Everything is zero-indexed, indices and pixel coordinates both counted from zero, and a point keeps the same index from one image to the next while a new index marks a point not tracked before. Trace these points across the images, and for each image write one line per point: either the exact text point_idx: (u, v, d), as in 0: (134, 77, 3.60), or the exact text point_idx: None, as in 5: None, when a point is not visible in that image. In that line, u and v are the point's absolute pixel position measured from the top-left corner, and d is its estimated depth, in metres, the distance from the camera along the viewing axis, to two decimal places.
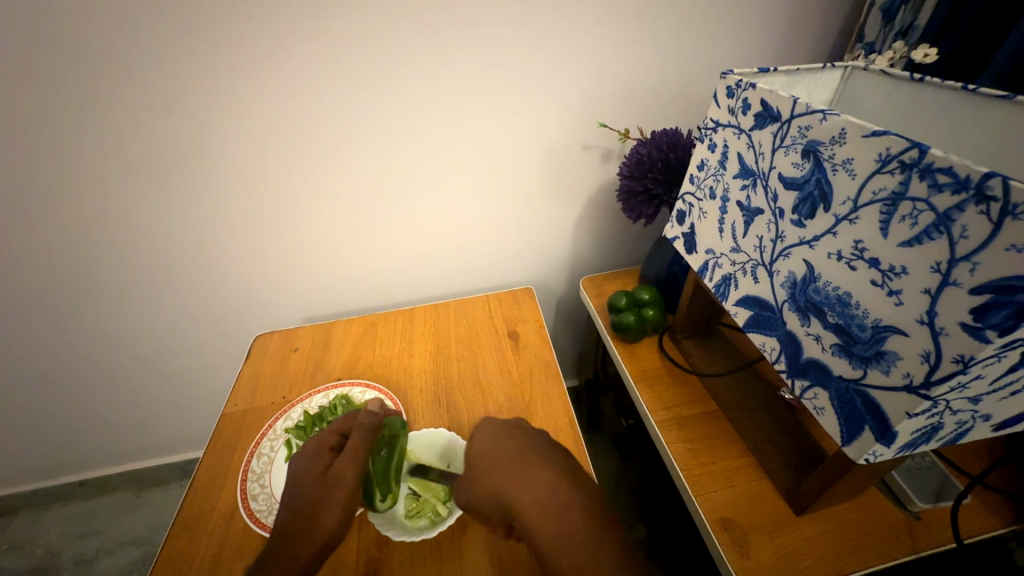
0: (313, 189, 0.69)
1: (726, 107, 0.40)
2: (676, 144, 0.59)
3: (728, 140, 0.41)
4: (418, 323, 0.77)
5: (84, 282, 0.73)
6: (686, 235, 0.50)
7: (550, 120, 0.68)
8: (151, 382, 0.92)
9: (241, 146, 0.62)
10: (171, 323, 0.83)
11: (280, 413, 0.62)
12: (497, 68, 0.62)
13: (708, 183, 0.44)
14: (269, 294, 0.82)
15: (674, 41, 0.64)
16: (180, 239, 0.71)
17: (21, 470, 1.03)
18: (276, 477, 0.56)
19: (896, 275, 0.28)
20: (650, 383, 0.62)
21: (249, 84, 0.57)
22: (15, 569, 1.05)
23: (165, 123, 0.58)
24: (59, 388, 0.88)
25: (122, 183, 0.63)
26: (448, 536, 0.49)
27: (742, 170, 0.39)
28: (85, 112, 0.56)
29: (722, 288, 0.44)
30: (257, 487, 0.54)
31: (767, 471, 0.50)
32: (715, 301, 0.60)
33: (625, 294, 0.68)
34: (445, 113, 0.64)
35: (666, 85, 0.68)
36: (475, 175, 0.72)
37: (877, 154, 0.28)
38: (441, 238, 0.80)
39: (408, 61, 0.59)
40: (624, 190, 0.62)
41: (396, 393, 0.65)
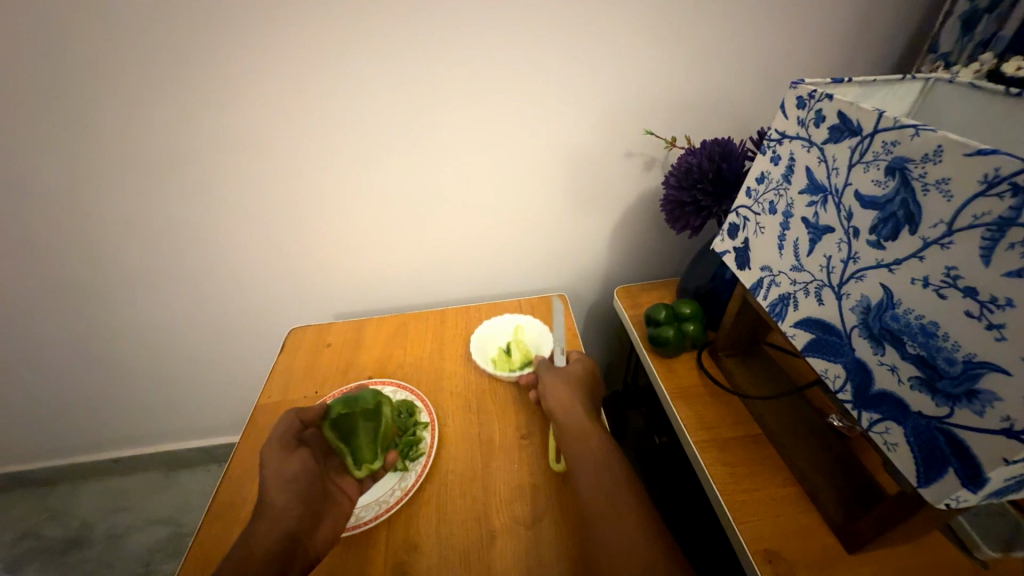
0: (351, 186, 0.69)
1: (795, 118, 0.38)
2: (728, 155, 0.57)
3: (795, 153, 0.39)
4: (450, 325, 0.76)
5: (131, 268, 0.76)
6: (738, 250, 0.47)
7: (593, 125, 0.67)
8: (186, 367, 0.95)
9: (287, 142, 0.64)
10: (209, 311, 0.85)
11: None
12: (541, 69, 0.61)
13: (769, 197, 0.42)
14: (305, 287, 0.83)
15: (728, 47, 0.62)
16: (224, 230, 0.73)
17: (63, 444, 1.08)
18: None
19: (1000, 307, 0.25)
20: (687, 400, 0.60)
21: (299, 81, 0.58)
22: (51, 540, 1.10)
23: (217, 116, 0.60)
24: (101, 368, 0.92)
25: (173, 174, 0.65)
26: (478, 541, 0.48)
27: (810, 186, 0.37)
28: (146, 104, 0.59)
29: (779, 308, 0.41)
30: None
31: (817, 503, 0.47)
32: (763, 320, 0.57)
33: (663, 307, 0.66)
34: (486, 112, 0.64)
35: (716, 93, 0.66)
36: (512, 178, 0.72)
37: (981, 175, 0.25)
38: (475, 240, 0.80)
39: (455, 61, 0.59)
40: (669, 200, 0.60)
41: (426, 394, 0.64)
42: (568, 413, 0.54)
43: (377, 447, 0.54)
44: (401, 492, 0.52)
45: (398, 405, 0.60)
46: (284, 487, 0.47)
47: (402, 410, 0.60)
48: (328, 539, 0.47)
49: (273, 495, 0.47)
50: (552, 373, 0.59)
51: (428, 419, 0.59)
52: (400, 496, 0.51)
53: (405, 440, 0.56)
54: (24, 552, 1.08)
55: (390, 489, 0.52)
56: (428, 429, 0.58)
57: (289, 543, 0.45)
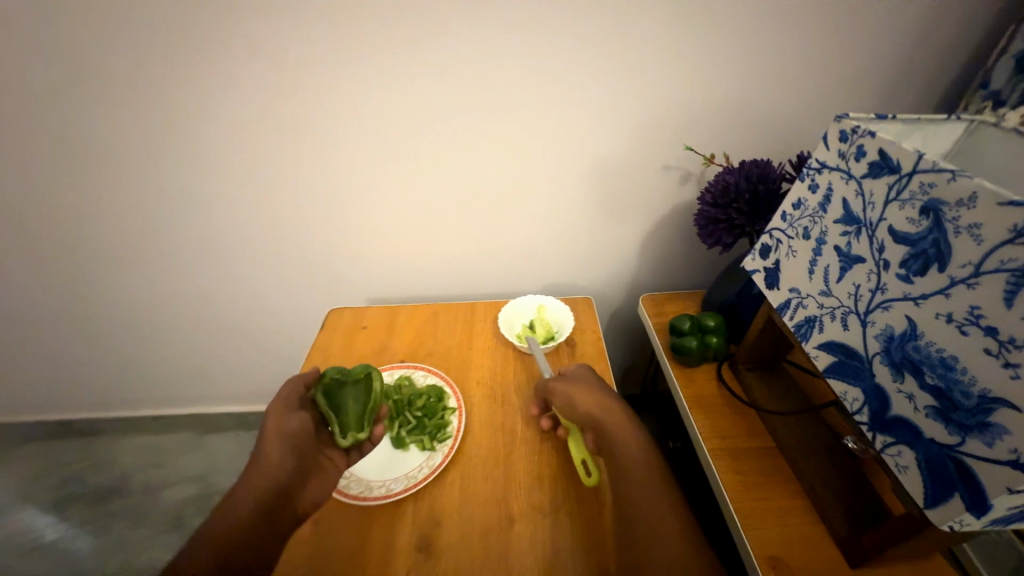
0: (396, 178, 0.74)
1: (836, 151, 0.40)
2: (765, 176, 0.58)
3: (833, 184, 0.41)
4: (479, 318, 0.80)
5: (194, 238, 0.83)
6: (768, 270, 0.50)
7: (633, 137, 0.70)
8: (231, 334, 1.03)
9: (342, 134, 0.68)
10: (257, 284, 0.92)
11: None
12: (585, 82, 0.64)
13: (803, 223, 0.44)
14: (347, 269, 0.89)
15: (773, 69, 0.63)
16: (278, 211, 0.79)
17: (112, 399, 1.17)
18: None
19: (1016, 347, 0.27)
20: (704, 409, 0.63)
21: (360, 79, 0.63)
22: (95, 486, 1.19)
23: (284, 107, 0.66)
24: (155, 328, 1.00)
25: (237, 156, 0.71)
26: (500, 530, 0.51)
27: (845, 216, 0.39)
28: (221, 93, 0.64)
29: (804, 330, 0.44)
30: None
31: (824, 518, 0.49)
32: (786, 338, 0.59)
33: (688, 317, 0.68)
34: (530, 119, 0.67)
35: (757, 113, 0.68)
36: (549, 182, 0.75)
37: (1012, 224, 0.27)
38: (509, 238, 0.83)
39: (504, 69, 0.62)
40: (703, 215, 0.62)
41: (455, 381, 0.68)
42: (623, 438, 0.51)
43: (364, 416, 0.55)
44: (429, 470, 0.56)
45: (428, 389, 0.64)
46: (278, 444, 0.49)
47: (432, 395, 0.63)
48: (313, 499, 0.50)
49: (266, 452, 0.48)
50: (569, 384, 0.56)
51: (455, 404, 0.63)
52: (427, 473, 0.55)
53: (434, 423, 0.60)
54: (69, 494, 1.17)
55: (418, 467, 0.57)
56: (456, 414, 0.62)
57: (277, 498, 0.47)
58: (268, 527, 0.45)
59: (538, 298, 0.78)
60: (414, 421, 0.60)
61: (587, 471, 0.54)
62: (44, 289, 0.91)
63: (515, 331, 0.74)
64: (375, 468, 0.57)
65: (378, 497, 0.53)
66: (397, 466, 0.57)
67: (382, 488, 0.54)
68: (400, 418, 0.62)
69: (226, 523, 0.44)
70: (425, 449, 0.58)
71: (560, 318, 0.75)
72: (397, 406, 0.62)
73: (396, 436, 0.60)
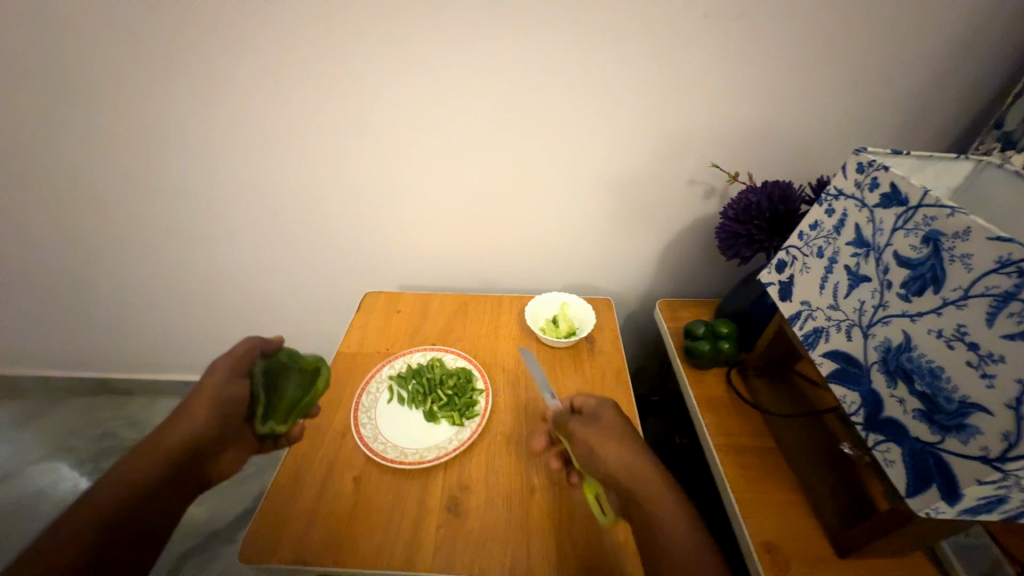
0: (438, 175, 0.79)
1: (853, 180, 0.45)
2: (786, 197, 0.63)
3: (848, 210, 0.46)
4: (505, 310, 0.85)
5: (244, 218, 0.89)
6: (782, 284, 0.54)
7: (662, 151, 0.75)
8: (268, 309, 1.09)
9: (395, 132, 0.74)
10: (297, 264, 0.98)
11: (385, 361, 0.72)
12: (621, 98, 0.69)
13: (818, 243, 0.49)
14: (383, 256, 0.95)
15: (801, 98, 0.68)
16: (325, 198, 0.85)
17: (150, 361, 1.24)
18: (380, 414, 0.66)
19: (993, 361, 0.32)
20: (713, 409, 0.68)
21: (413, 83, 0.68)
22: (128, 442, 1.27)
23: (341, 104, 0.71)
24: (199, 298, 1.07)
25: (295, 146, 0.77)
26: (522, 499, 0.57)
27: (857, 240, 0.44)
28: (284, 88, 0.70)
29: (812, 339, 0.49)
30: (367, 416, 0.64)
31: (817, 510, 0.54)
32: (795, 348, 0.64)
33: (703, 323, 0.73)
34: (567, 129, 0.72)
35: (782, 137, 0.72)
36: (580, 187, 0.80)
37: (997, 256, 0.32)
38: (537, 238, 0.89)
39: (548, 82, 0.67)
40: (726, 230, 0.67)
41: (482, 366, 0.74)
42: (657, 497, 0.47)
43: (295, 410, 0.55)
44: (458, 442, 0.61)
45: (458, 371, 0.70)
46: (208, 406, 0.51)
47: (462, 376, 0.69)
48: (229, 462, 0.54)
49: (195, 409, 0.50)
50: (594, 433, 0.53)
51: (483, 386, 0.68)
52: (458, 445, 0.60)
53: (464, 402, 0.65)
54: (105, 448, 1.25)
55: (449, 439, 0.62)
56: (483, 395, 0.67)
57: (195, 453, 0.50)
58: (172, 479, 0.49)
59: (561, 296, 0.83)
60: (445, 398, 0.66)
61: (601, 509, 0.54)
62: (103, 255, 0.99)
63: (539, 324, 0.80)
64: (410, 437, 0.63)
65: (413, 462, 0.59)
66: (430, 437, 0.63)
67: (417, 455, 0.60)
68: (433, 395, 0.66)
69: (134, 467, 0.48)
70: (455, 424, 0.64)
71: (583, 316, 0.80)
72: (430, 384, 0.68)
73: (429, 411, 0.65)
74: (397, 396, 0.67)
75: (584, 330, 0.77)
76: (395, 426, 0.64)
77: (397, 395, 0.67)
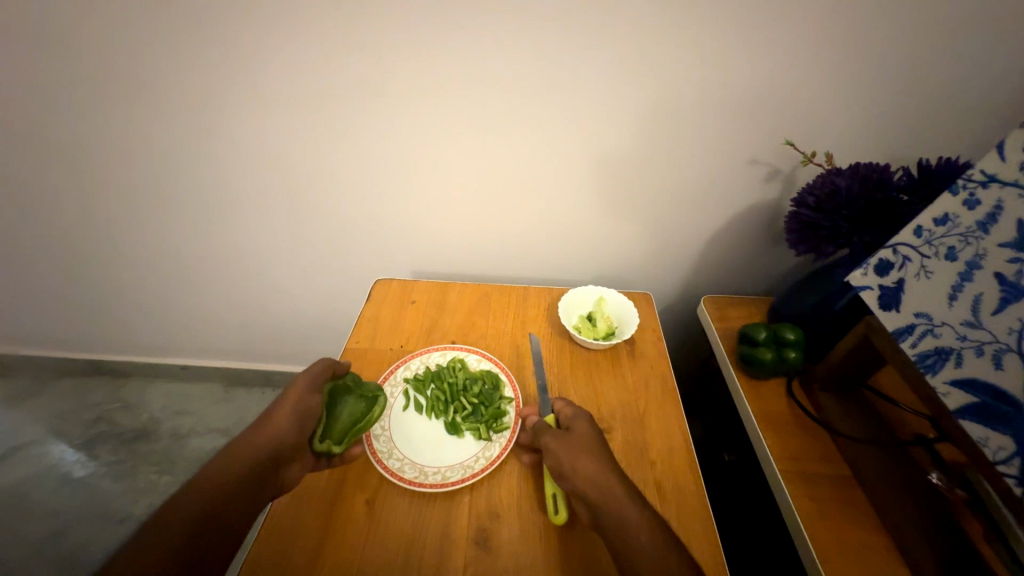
0: (460, 147, 0.70)
1: (1017, 162, 0.35)
2: (885, 183, 0.52)
3: (1004, 202, 0.36)
4: (532, 303, 0.76)
5: (241, 190, 0.80)
6: (885, 289, 0.44)
7: (724, 125, 0.64)
8: (268, 292, 1.00)
9: (414, 93, 0.64)
10: (299, 243, 0.89)
11: (399, 361, 0.64)
12: (683, 57, 0.58)
13: (949, 242, 0.39)
14: (394, 238, 0.85)
15: (903, 63, 0.56)
16: (332, 170, 0.75)
17: (142, 343, 1.17)
18: (394, 423, 0.58)
19: None
20: (775, 427, 0.59)
21: (439, 34, 0.58)
22: (123, 428, 1.20)
23: (353, 58, 0.61)
24: (193, 278, 0.98)
25: (299, 106, 0.67)
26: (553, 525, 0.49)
27: (1017, 241, 0.35)
28: (288, 35, 0.60)
29: (932, 361, 0.40)
30: (381, 428, 0.56)
31: (908, 558, 0.47)
32: (879, 362, 0.54)
33: (764, 327, 0.64)
34: (614, 93, 0.62)
35: (871, 111, 0.61)
36: (622, 164, 0.70)
37: None
38: (568, 222, 0.79)
39: (596, 35, 0.57)
40: (802, 219, 0.57)
41: (509, 368, 0.65)
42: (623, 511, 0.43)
43: (350, 432, 0.52)
44: (487, 460, 0.54)
45: (482, 376, 0.61)
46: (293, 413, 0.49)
47: (487, 381, 0.61)
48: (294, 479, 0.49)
49: (275, 421, 0.48)
50: (561, 440, 0.49)
51: (512, 394, 0.60)
52: (486, 465, 0.53)
53: (491, 412, 0.57)
54: (99, 433, 1.19)
55: (475, 457, 0.54)
56: (512, 405, 0.59)
57: (271, 466, 0.46)
58: (253, 495, 0.44)
59: (596, 290, 0.74)
60: (470, 408, 0.58)
61: (553, 507, 0.49)
62: (88, 228, 0.90)
63: (573, 322, 0.71)
64: (430, 453, 0.55)
65: (435, 485, 0.51)
66: (452, 453, 0.55)
67: (438, 475, 0.52)
68: (455, 403, 0.59)
69: (198, 496, 0.42)
70: (481, 439, 0.56)
71: (623, 313, 0.71)
72: (452, 390, 0.60)
73: (451, 421, 0.57)
74: (413, 403, 0.59)
75: (625, 331, 0.68)
76: (413, 439, 0.56)
77: (415, 401, 0.60)
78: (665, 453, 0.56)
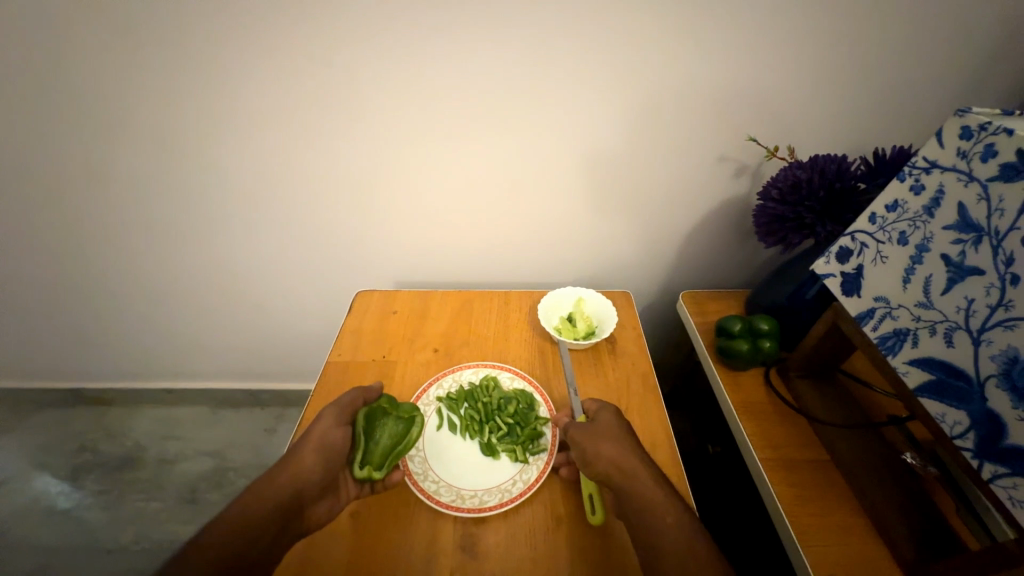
0: (433, 159, 0.71)
1: (954, 148, 0.36)
2: (843, 173, 0.54)
3: (946, 186, 0.37)
4: (514, 308, 0.77)
5: (217, 209, 0.80)
6: (846, 276, 0.46)
7: (688, 124, 0.66)
8: (251, 310, 1.00)
9: (383, 104, 0.65)
10: (279, 260, 0.89)
11: (433, 379, 0.63)
12: (643, 61, 0.60)
13: (900, 226, 0.41)
14: (374, 250, 0.86)
15: (854, 56, 0.58)
16: (308, 186, 0.76)
17: (125, 369, 1.15)
18: (430, 444, 0.57)
19: None
20: (754, 416, 0.60)
21: (404, 48, 0.60)
22: (108, 455, 1.18)
23: (322, 75, 0.63)
24: (175, 301, 0.98)
25: (269, 121, 0.68)
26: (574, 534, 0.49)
27: (960, 223, 0.36)
28: (257, 55, 0.61)
29: (892, 343, 0.41)
30: (414, 448, 0.56)
31: (886, 538, 0.47)
32: (848, 347, 0.55)
33: (739, 319, 0.65)
34: (580, 98, 0.63)
35: (827, 105, 0.63)
36: (593, 168, 0.71)
37: None
38: (546, 226, 0.80)
39: (558, 43, 0.59)
40: (768, 212, 0.58)
41: (539, 383, 0.65)
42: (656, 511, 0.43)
43: (390, 456, 0.52)
44: (525, 484, 0.52)
45: (516, 395, 0.60)
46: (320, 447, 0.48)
47: (522, 401, 0.60)
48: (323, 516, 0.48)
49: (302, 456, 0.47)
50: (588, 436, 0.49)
51: (547, 414, 0.59)
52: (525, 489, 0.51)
53: (528, 433, 0.56)
54: (84, 462, 1.17)
55: (513, 479, 0.53)
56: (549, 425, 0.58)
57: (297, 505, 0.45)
58: (277, 536, 0.43)
59: (574, 291, 0.75)
60: (506, 428, 0.57)
61: (591, 507, 0.50)
62: (64, 254, 0.89)
63: (554, 324, 0.71)
64: (465, 473, 0.54)
65: (473, 510, 0.50)
66: (487, 475, 0.54)
67: (476, 500, 0.51)
68: (490, 423, 0.58)
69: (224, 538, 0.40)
70: (518, 461, 0.55)
71: (604, 313, 0.72)
72: (487, 410, 0.59)
73: (487, 442, 0.56)
74: (446, 422, 0.59)
75: (605, 331, 0.69)
76: (450, 460, 0.55)
77: (449, 421, 0.59)
78: (646, 449, 0.57)
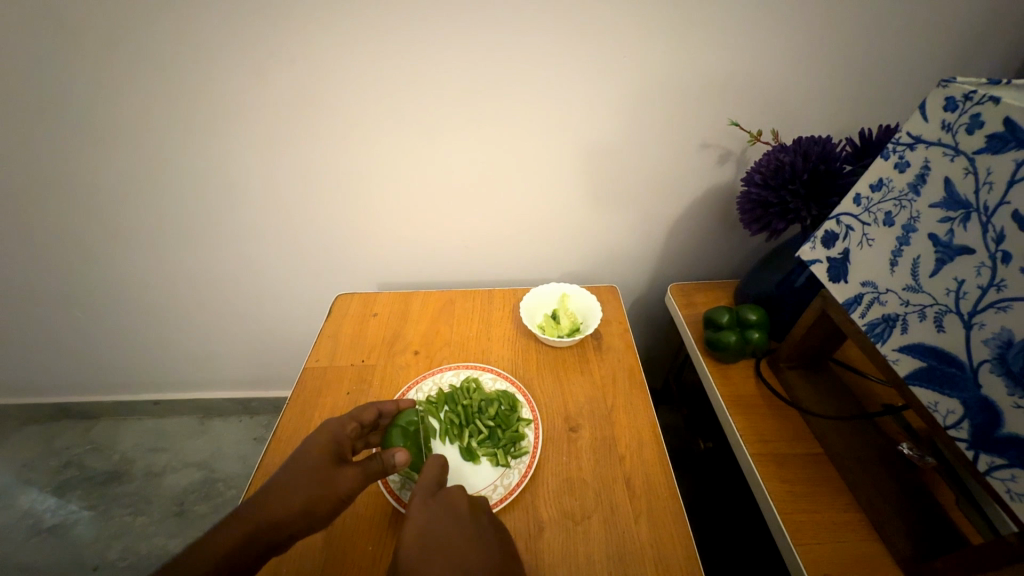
0: (406, 156, 0.68)
1: (939, 122, 0.34)
2: (826, 156, 0.52)
3: (933, 161, 0.35)
4: (497, 307, 0.75)
5: (188, 215, 0.78)
6: (833, 262, 0.44)
7: (668, 111, 0.63)
8: (232, 318, 0.98)
9: (355, 103, 0.63)
10: (256, 265, 0.86)
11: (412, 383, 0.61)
12: (618, 47, 0.58)
13: (885, 207, 0.39)
14: (351, 253, 0.84)
15: (839, 34, 0.56)
16: (279, 188, 0.73)
17: (108, 382, 1.13)
18: None
19: None
20: (744, 410, 0.58)
21: (368, 41, 0.57)
22: (94, 470, 1.16)
23: (285, 71, 0.60)
24: (153, 311, 0.95)
25: (238, 124, 0.65)
26: (557, 536, 0.47)
27: (948, 200, 0.34)
28: (212, 52, 0.59)
29: (880, 329, 0.39)
30: None
31: (882, 534, 0.45)
32: (837, 336, 0.53)
33: (727, 310, 0.63)
34: (554, 88, 0.61)
35: (810, 86, 0.61)
36: (572, 160, 0.69)
37: None
38: (527, 222, 0.78)
39: (529, 31, 0.56)
40: (751, 197, 0.56)
41: (523, 383, 0.62)
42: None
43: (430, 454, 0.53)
44: (505, 490, 0.50)
45: (498, 396, 0.58)
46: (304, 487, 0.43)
47: (503, 403, 0.57)
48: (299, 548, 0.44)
49: (283, 492, 0.42)
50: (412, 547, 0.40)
51: (531, 415, 0.57)
52: (505, 495, 0.49)
53: (509, 436, 0.54)
54: (69, 478, 1.14)
55: (493, 485, 0.51)
56: (532, 427, 0.55)
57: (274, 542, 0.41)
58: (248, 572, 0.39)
59: (557, 288, 0.73)
60: (487, 431, 0.55)
61: None
62: (35, 267, 0.86)
63: (537, 321, 0.69)
64: None
65: None
66: (468, 481, 0.52)
67: None
68: (471, 426, 0.56)
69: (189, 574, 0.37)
70: (499, 465, 0.53)
71: (591, 308, 0.70)
72: (467, 413, 0.57)
73: (467, 446, 0.54)
74: None
75: (590, 327, 0.67)
76: None
77: None
78: (633, 447, 0.55)
